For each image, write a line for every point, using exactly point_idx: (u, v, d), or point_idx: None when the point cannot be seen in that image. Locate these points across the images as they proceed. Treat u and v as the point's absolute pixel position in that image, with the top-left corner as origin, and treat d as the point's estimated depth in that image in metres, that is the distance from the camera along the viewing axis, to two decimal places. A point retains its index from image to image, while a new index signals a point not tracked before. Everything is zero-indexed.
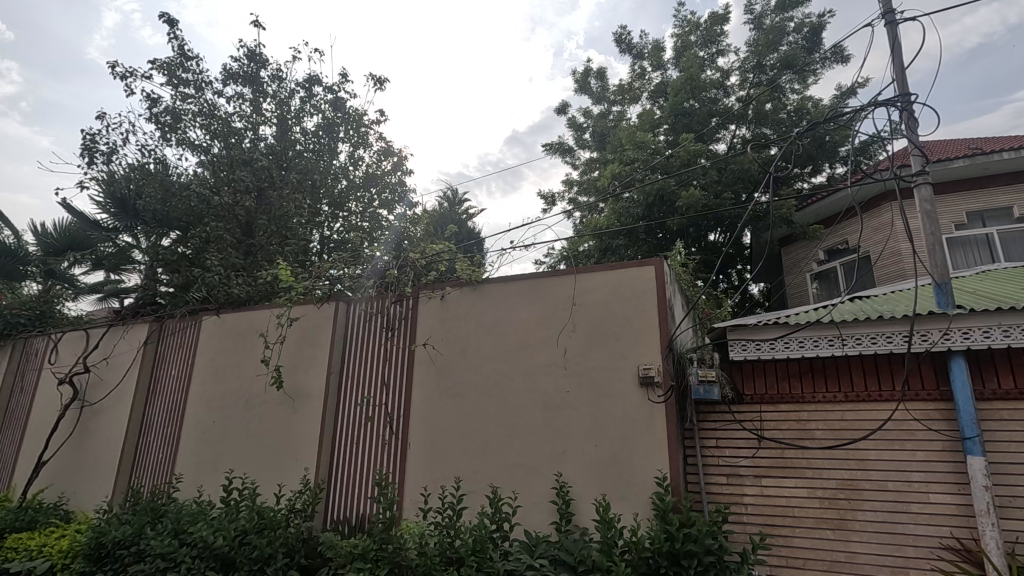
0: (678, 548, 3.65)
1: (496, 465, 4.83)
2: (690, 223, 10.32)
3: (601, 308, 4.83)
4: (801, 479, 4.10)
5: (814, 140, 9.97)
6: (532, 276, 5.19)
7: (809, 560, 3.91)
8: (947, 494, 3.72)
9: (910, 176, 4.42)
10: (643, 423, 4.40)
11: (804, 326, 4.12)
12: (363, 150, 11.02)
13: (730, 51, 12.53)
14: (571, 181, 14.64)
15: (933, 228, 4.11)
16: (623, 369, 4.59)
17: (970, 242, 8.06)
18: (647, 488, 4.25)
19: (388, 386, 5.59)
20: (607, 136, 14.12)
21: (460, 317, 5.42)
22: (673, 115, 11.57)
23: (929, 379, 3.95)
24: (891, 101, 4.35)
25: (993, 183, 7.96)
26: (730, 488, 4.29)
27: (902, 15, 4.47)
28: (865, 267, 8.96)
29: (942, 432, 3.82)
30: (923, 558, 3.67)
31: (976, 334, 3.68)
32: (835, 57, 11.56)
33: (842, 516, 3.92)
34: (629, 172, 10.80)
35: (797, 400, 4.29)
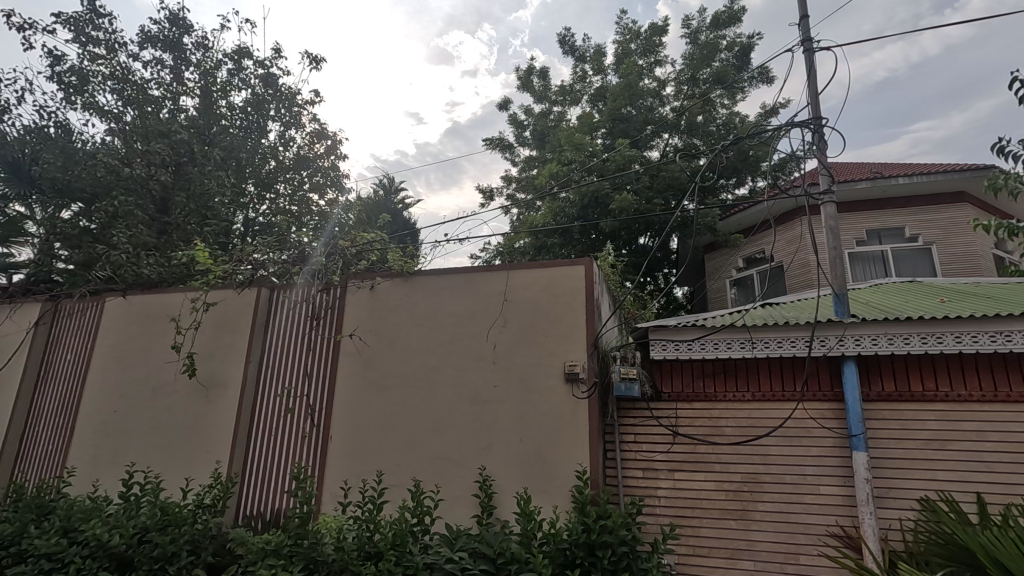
0: (594, 540, 3.78)
1: (420, 459, 4.79)
2: (621, 226, 10.67)
3: (532, 305, 4.90)
4: (710, 473, 4.35)
5: (739, 153, 10.57)
6: (465, 270, 5.19)
7: (714, 549, 4.17)
8: (835, 486, 4.07)
9: (818, 194, 4.78)
10: (567, 419, 4.51)
11: (718, 329, 4.36)
12: (296, 130, 10.51)
13: (667, 63, 13.04)
14: (510, 178, 14.73)
15: (834, 243, 4.47)
16: (550, 365, 4.69)
17: (868, 257, 8.81)
18: (568, 482, 4.37)
19: (310, 376, 5.41)
20: (546, 135, 14.29)
21: (391, 308, 5.32)
22: (611, 120, 11.91)
23: (824, 381, 4.30)
24: (805, 122, 4.69)
25: (889, 205, 8.78)
26: (646, 482, 4.49)
27: (819, 43, 4.81)
28: (780, 276, 9.60)
29: (834, 429, 4.18)
30: (812, 545, 4.00)
31: (866, 341, 4.05)
32: (761, 77, 12.29)
33: (744, 507, 4.20)
34: (567, 172, 11.02)
35: (711, 399, 4.54)
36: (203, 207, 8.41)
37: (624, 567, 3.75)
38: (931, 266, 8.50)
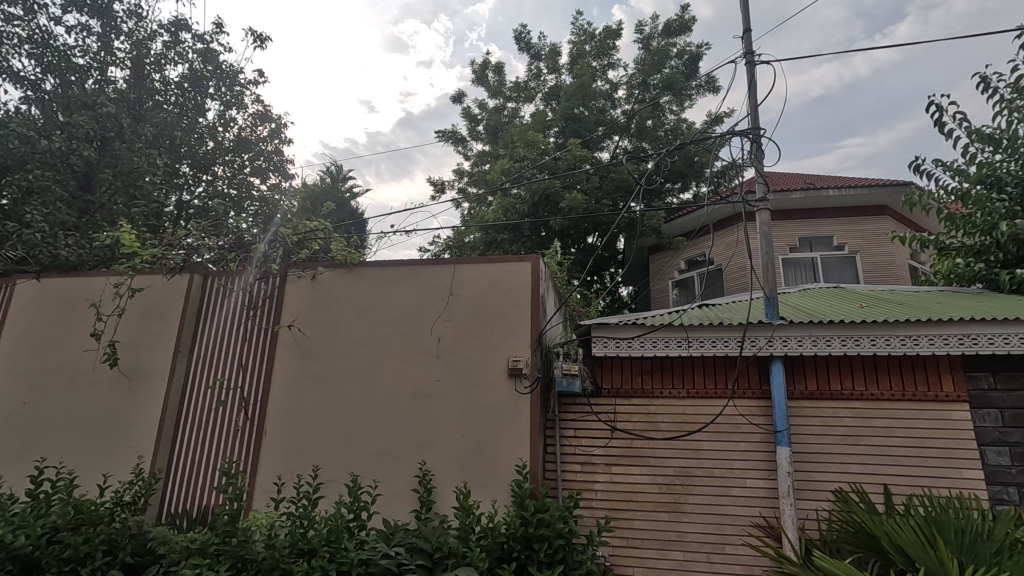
0: (531, 533, 3.83)
1: (358, 453, 4.70)
2: (570, 225, 10.82)
3: (478, 300, 4.89)
4: (645, 467, 4.50)
5: (684, 159, 10.94)
6: (411, 263, 5.11)
7: (646, 540, 4.32)
8: (759, 479, 4.30)
9: (755, 201, 5.00)
10: (509, 414, 4.53)
11: (657, 328, 4.50)
12: (237, 111, 10.01)
13: (620, 66, 13.29)
14: (462, 171, 14.64)
15: (767, 248, 4.68)
16: (494, 360, 4.70)
17: (800, 263, 9.31)
18: (508, 476, 4.41)
19: (245, 368, 5.19)
20: (499, 131, 14.28)
21: (333, 299, 5.18)
22: (563, 119, 12.04)
23: (753, 380, 4.52)
24: (745, 132, 4.89)
25: (820, 215, 9.32)
26: (584, 476, 4.59)
27: (760, 57, 5.03)
28: (718, 278, 10.04)
29: (760, 425, 4.40)
30: (737, 535, 4.21)
31: (792, 342, 4.28)
32: (707, 86, 12.74)
33: (676, 500, 4.37)
34: (518, 169, 11.07)
35: (648, 395, 4.67)
36: (131, 187, 7.87)
37: (559, 559, 3.83)
38: (854, 273, 9.08)
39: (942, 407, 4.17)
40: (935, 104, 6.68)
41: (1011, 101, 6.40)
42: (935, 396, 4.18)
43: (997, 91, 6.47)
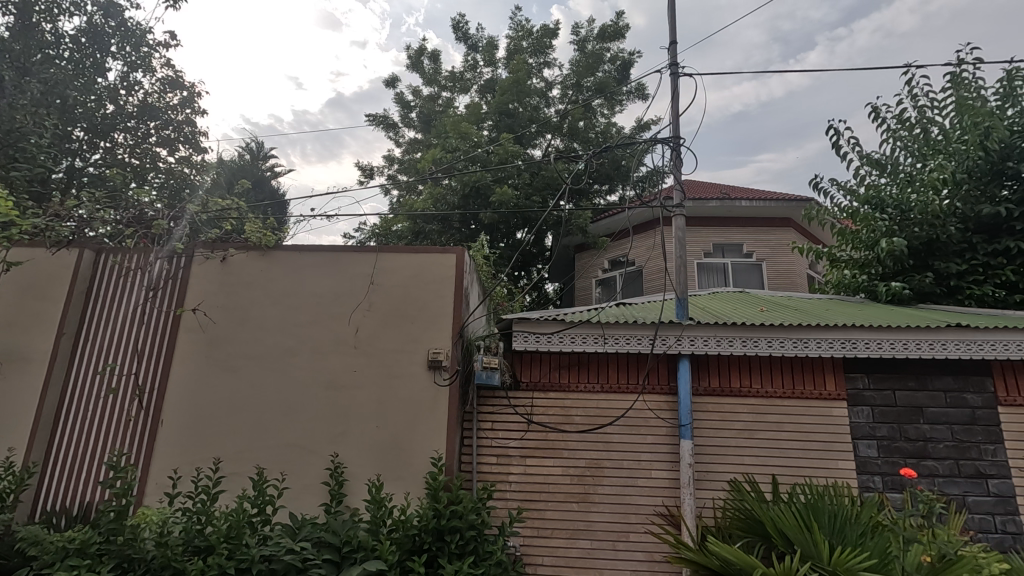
0: (443, 525, 3.84)
1: (265, 445, 4.49)
2: (500, 219, 10.90)
3: (400, 290, 4.80)
4: (558, 458, 4.62)
5: (612, 162, 11.29)
6: (331, 248, 4.93)
7: (556, 529, 4.45)
8: (663, 470, 4.54)
9: (672, 206, 5.25)
10: (427, 406, 4.50)
11: (576, 324, 4.61)
12: (143, 74, 9.17)
13: (555, 65, 13.47)
14: (392, 158, 14.28)
15: (681, 252, 4.92)
16: (414, 351, 4.64)
17: (712, 268, 9.89)
18: (422, 469, 4.38)
19: (141, 354, 4.80)
20: (432, 120, 14.05)
21: (245, 283, 4.90)
22: (497, 114, 12.13)
23: (662, 376, 4.75)
24: (666, 140, 5.12)
25: (732, 223, 9.94)
26: (499, 468, 4.65)
27: (684, 70, 5.27)
28: (638, 279, 10.52)
29: (666, 419, 4.65)
30: (641, 523, 4.43)
31: (699, 341, 4.55)
32: (637, 93, 13.20)
33: (586, 490, 4.53)
34: (450, 159, 10.98)
35: (565, 389, 4.78)
36: (11, 147, 7.02)
37: (470, 550, 3.87)
38: (759, 280, 9.78)
39: (824, 404, 4.59)
40: (834, 128, 7.30)
41: (895, 131, 7.11)
42: (819, 394, 4.60)
43: (885, 121, 7.18)
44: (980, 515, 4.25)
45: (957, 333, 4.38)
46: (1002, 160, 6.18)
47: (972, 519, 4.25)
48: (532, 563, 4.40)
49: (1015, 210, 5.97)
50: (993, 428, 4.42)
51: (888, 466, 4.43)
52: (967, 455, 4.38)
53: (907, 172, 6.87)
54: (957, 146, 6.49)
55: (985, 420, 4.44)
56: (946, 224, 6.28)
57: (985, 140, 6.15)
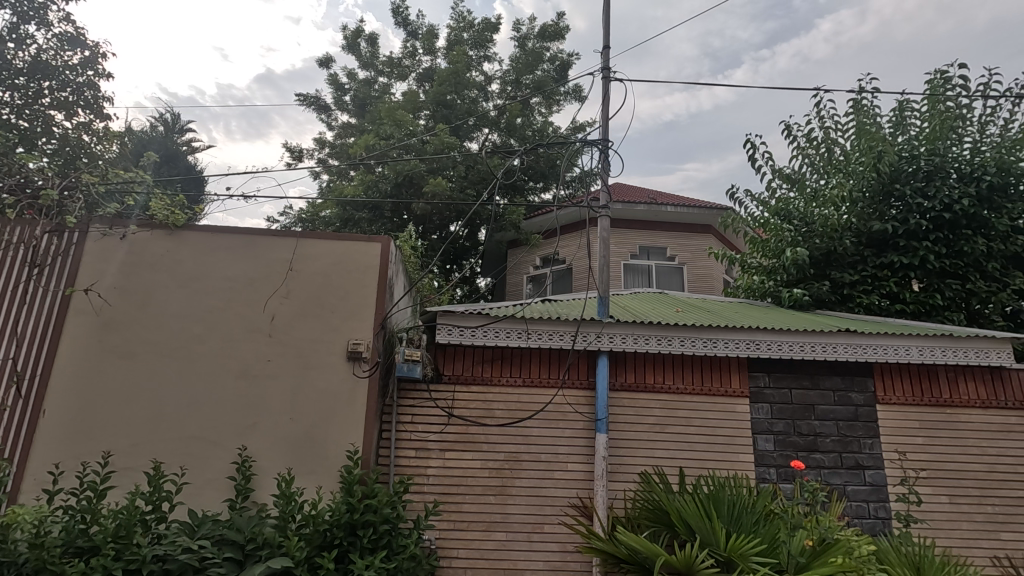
0: (356, 519, 3.75)
1: (164, 439, 4.19)
2: (432, 210, 10.79)
3: (321, 279, 4.63)
4: (477, 452, 4.64)
5: (546, 160, 11.42)
6: (246, 231, 4.66)
7: (472, 522, 4.47)
8: (579, 463, 4.69)
9: (598, 207, 5.38)
10: (345, 398, 4.37)
11: (500, 319, 4.62)
12: (37, 27, 8.26)
13: (495, 60, 13.43)
14: (323, 141, 13.71)
15: (605, 252, 5.05)
16: (333, 342, 4.49)
17: (638, 269, 10.26)
18: (337, 462, 4.25)
19: (21, 337, 4.32)
20: (367, 105, 13.62)
21: (148, 264, 4.54)
22: (434, 104, 11.97)
23: (582, 372, 4.87)
24: (595, 142, 5.25)
25: (657, 227, 10.36)
26: (417, 461, 4.60)
27: (614, 74, 5.41)
28: (567, 277, 10.75)
29: (584, 414, 4.78)
30: (555, 514, 4.55)
31: (617, 339, 4.70)
32: (574, 94, 13.43)
33: (504, 483, 4.59)
34: (383, 146, 10.73)
35: (486, 383, 4.78)
36: None
37: (383, 544, 3.81)
38: (680, 282, 10.27)
39: (729, 401, 4.88)
40: (750, 142, 7.77)
41: (804, 149, 7.66)
42: (725, 391, 4.89)
43: (795, 139, 7.72)
44: (858, 502, 4.69)
45: (845, 338, 4.80)
46: (892, 181, 6.81)
47: (851, 507, 4.68)
48: (446, 555, 4.40)
49: (900, 228, 6.56)
50: (872, 424, 4.89)
51: (782, 458, 4.79)
52: (849, 449, 4.82)
53: (812, 187, 7.44)
54: (855, 167, 7.09)
55: (865, 416, 4.90)
56: (843, 238, 6.86)
57: (878, 162, 6.76)
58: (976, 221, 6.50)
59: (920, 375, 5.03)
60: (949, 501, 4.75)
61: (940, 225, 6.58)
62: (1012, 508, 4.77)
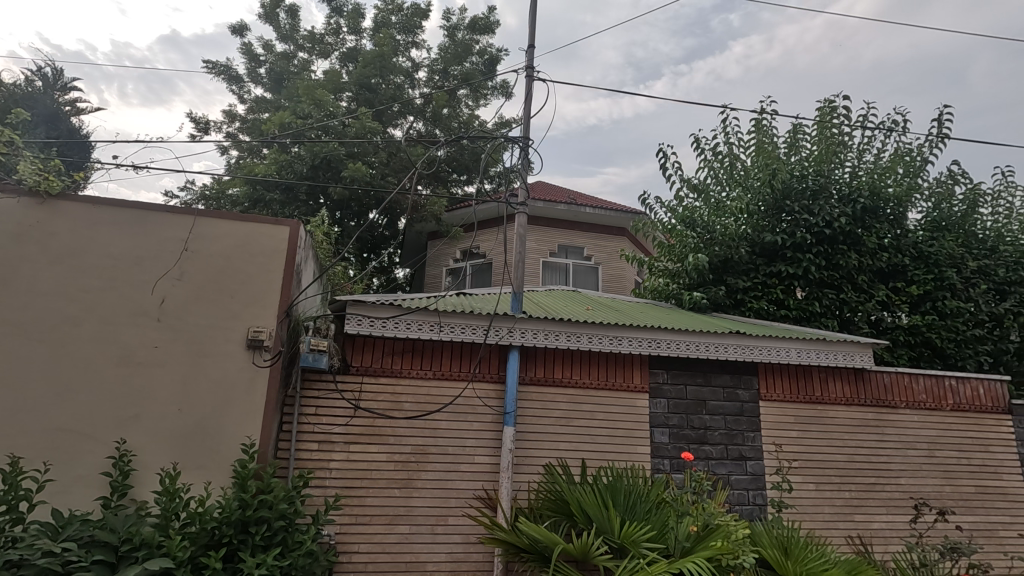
0: (248, 515, 3.57)
1: (27, 431, 3.75)
2: (351, 196, 10.41)
3: (220, 261, 4.32)
4: (383, 444, 4.56)
5: (471, 153, 11.38)
6: (136, 205, 4.25)
7: (375, 516, 4.39)
8: (486, 455, 4.75)
9: (517, 204, 5.43)
10: (242, 388, 4.13)
11: (413, 310, 4.55)
12: None
13: (423, 47, 13.16)
14: (233, 114, 12.81)
15: (521, 249, 5.12)
16: (231, 329, 4.22)
17: (556, 267, 10.51)
18: (230, 456, 4.01)
19: None
20: (284, 80, 12.88)
21: (12, 235, 4.02)
22: (357, 86, 11.56)
23: (493, 366, 4.93)
24: (516, 139, 5.30)
25: (575, 228, 10.65)
26: (319, 454, 4.43)
27: (538, 74, 5.49)
28: (486, 271, 10.83)
29: (493, 407, 4.85)
30: (460, 506, 4.60)
31: (528, 334, 4.79)
32: (501, 90, 13.46)
33: (410, 476, 4.55)
34: (298, 125, 10.23)
35: (395, 375, 4.70)
36: None
37: (277, 542, 3.65)
38: (595, 282, 10.65)
39: (631, 396, 5.14)
40: (663, 151, 8.18)
41: (710, 161, 8.17)
42: (627, 386, 5.14)
43: (703, 151, 8.21)
44: (740, 490, 5.11)
45: (735, 339, 5.20)
46: (784, 197, 7.46)
47: (734, 495, 5.09)
48: (347, 551, 4.29)
49: (788, 240, 7.20)
50: (755, 418, 5.34)
51: (675, 450, 5.11)
52: (735, 441, 5.23)
53: (716, 198, 7.97)
54: (753, 182, 7.67)
55: (750, 412, 5.34)
56: (739, 246, 7.42)
57: (773, 179, 7.39)
58: (851, 238, 7.25)
59: (798, 375, 5.56)
60: (815, 488, 5.29)
61: (821, 240, 7.26)
62: (866, 493, 5.40)
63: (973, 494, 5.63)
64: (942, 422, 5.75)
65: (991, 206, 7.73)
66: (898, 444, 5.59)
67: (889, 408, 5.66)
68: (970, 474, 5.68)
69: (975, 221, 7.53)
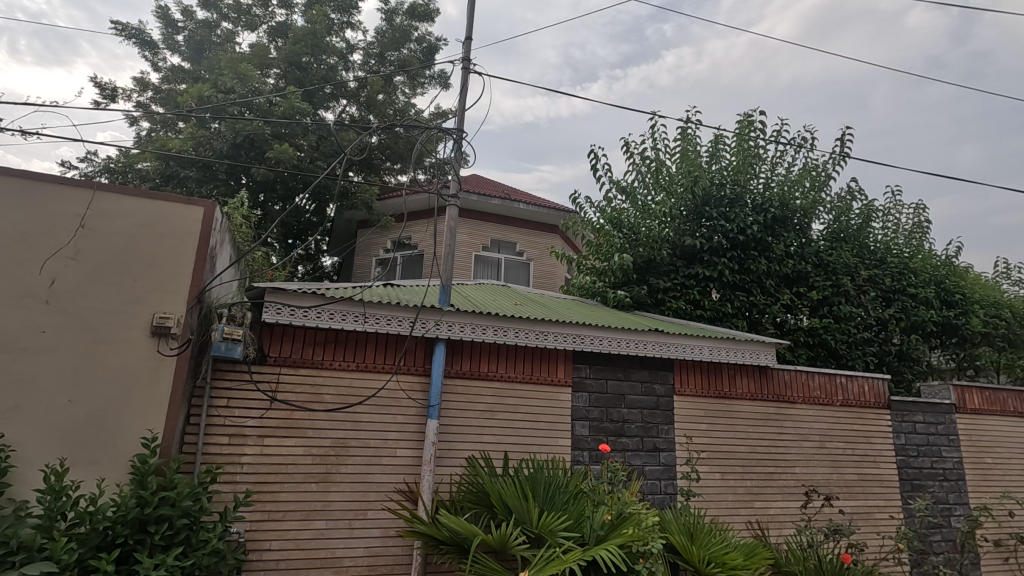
0: (147, 514, 3.34)
1: None
2: (275, 178, 9.91)
3: (123, 240, 3.99)
4: (301, 438, 4.40)
5: (405, 141, 11.16)
6: (22, 175, 3.83)
7: (289, 512, 4.24)
8: (408, 448, 4.71)
9: (448, 196, 5.39)
10: (144, 379, 3.85)
11: (336, 300, 4.41)
12: None
13: (359, 29, 12.72)
14: (145, 82, 11.82)
15: (451, 242, 5.08)
16: (133, 315, 3.91)
17: (488, 261, 10.52)
18: (128, 451, 3.74)
19: None
20: (205, 50, 12.03)
21: None
22: (286, 63, 11.01)
23: (418, 358, 4.89)
24: (450, 130, 5.26)
25: (509, 223, 10.71)
26: (230, 449, 4.20)
27: (474, 66, 5.46)
28: (418, 263, 10.69)
29: (417, 400, 4.81)
30: (380, 500, 4.54)
31: (455, 327, 4.78)
32: (439, 79, 13.28)
33: (328, 470, 4.43)
34: (218, 99, 9.61)
35: (316, 367, 4.54)
36: None
37: (179, 541, 3.44)
38: (526, 277, 10.78)
39: (555, 390, 5.26)
40: (595, 152, 8.40)
41: (639, 164, 8.48)
42: (551, 380, 5.26)
43: (632, 155, 8.51)
44: (652, 480, 5.38)
45: (654, 337, 5.45)
46: (705, 203, 7.88)
47: (647, 484, 5.34)
48: (258, 549, 4.11)
49: (706, 244, 7.63)
50: (669, 412, 5.62)
51: (594, 442, 5.29)
52: (650, 433, 5.49)
53: (643, 200, 8.28)
54: (677, 188, 8.04)
55: (665, 406, 5.62)
56: (662, 248, 7.77)
57: (695, 185, 7.79)
58: (762, 244, 7.78)
59: (710, 371, 5.90)
60: (720, 477, 5.66)
61: (735, 245, 7.71)
62: (765, 481, 5.84)
63: (856, 481, 6.23)
64: (832, 416, 6.31)
65: (882, 221, 8.55)
66: (794, 436, 6.08)
67: (788, 403, 6.14)
68: (853, 463, 6.27)
69: (869, 234, 8.30)
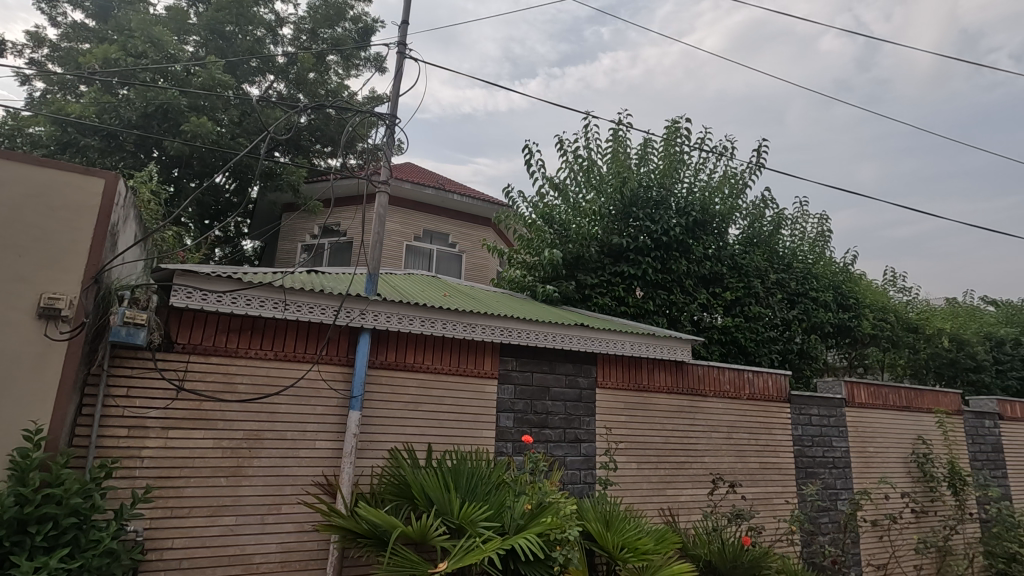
0: (28, 514, 3.04)
1: None
2: (190, 153, 9.26)
3: (6, 211, 3.58)
4: (210, 429, 4.16)
5: (336, 124, 10.76)
6: None
7: (194, 508, 4.00)
8: (328, 440, 4.58)
9: (378, 183, 5.25)
10: (28, 365, 3.49)
11: (254, 285, 4.18)
12: None
13: (290, 1, 12.09)
14: (40, 38, 10.65)
15: (379, 229, 4.95)
16: (16, 294, 3.53)
17: (420, 252, 10.36)
18: (6, 445, 3.38)
19: None
20: (113, 8, 11.00)
21: None
22: (206, 31, 10.29)
23: (341, 348, 4.75)
24: (382, 115, 5.11)
25: (442, 213, 10.60)
26: (129, 442, 3.90)
27: (410, 51, 5.34)
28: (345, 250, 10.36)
29: (339, 391, 4.68)
30: (295, 494, 4.38)
31: (381, 317, 4.68)
32: (375, 62, 12.88)
33: (239, 463, 4.21)
34: (126, 63, 8.83)
35: (229, 355, 4.30)
36: None
37: (65, 542, 3.16)
38: (457, 269, 10.73)
39: (480, 383, 5.28)
40: (529, 148, 8.47)
41: (571, 162, 8.65)
42: (477, 372, 5.28)
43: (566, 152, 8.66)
44: (572, 470, 5.54)
45: (580, 331, 5.58)
46: (632, 203, 8.15)
47: (567, 474, 5.50)
48: (158, 548, 3.85)
49: (632, 243, 7.91)
50: (591, 404, 5.80)
51: (518, 434, 5.37)
52: (572, 425, 5.64)
53: (574, 198, 8.46)
54: (606, 187, 8.29)
55: (587, 398, 5.79)
56: (590, 246, 8.00)
57: (624, 186, 8.05)
58: (683, 246, 8.18)
59: (631, 365, 6.14)
60: (636, 466, 5.92)
61: (659, 245, 8.05)
62: (676, 470, 6.16)
63: (757, 469, 6.71)
64: (740, 409, 6.76)
65: (790, 229, 9.23)
66: (705, 427, 6.46)
67: (700, 396, 6.51)
68: (756, 452, 6.76)
69: (778, 240, 8.94)
